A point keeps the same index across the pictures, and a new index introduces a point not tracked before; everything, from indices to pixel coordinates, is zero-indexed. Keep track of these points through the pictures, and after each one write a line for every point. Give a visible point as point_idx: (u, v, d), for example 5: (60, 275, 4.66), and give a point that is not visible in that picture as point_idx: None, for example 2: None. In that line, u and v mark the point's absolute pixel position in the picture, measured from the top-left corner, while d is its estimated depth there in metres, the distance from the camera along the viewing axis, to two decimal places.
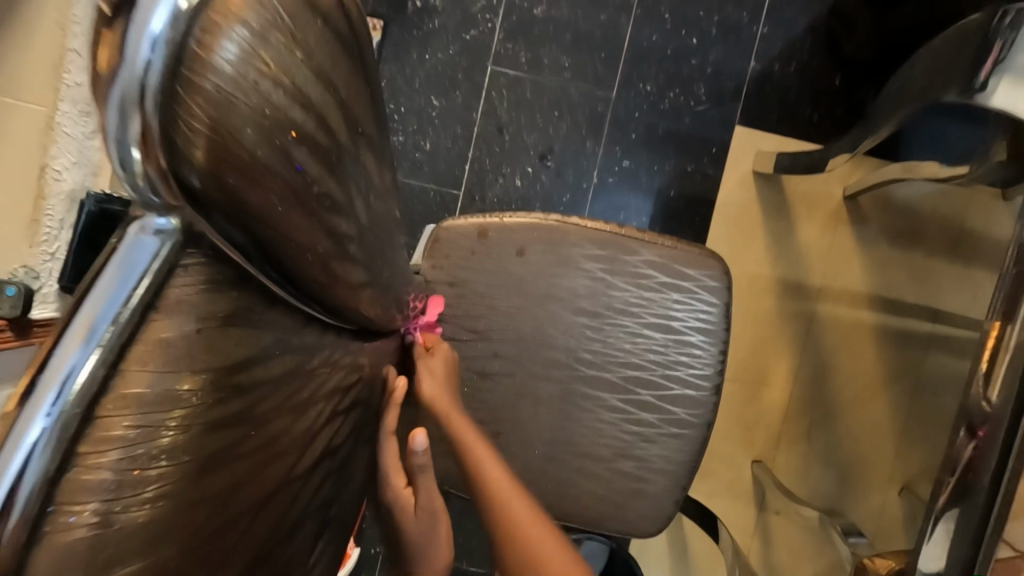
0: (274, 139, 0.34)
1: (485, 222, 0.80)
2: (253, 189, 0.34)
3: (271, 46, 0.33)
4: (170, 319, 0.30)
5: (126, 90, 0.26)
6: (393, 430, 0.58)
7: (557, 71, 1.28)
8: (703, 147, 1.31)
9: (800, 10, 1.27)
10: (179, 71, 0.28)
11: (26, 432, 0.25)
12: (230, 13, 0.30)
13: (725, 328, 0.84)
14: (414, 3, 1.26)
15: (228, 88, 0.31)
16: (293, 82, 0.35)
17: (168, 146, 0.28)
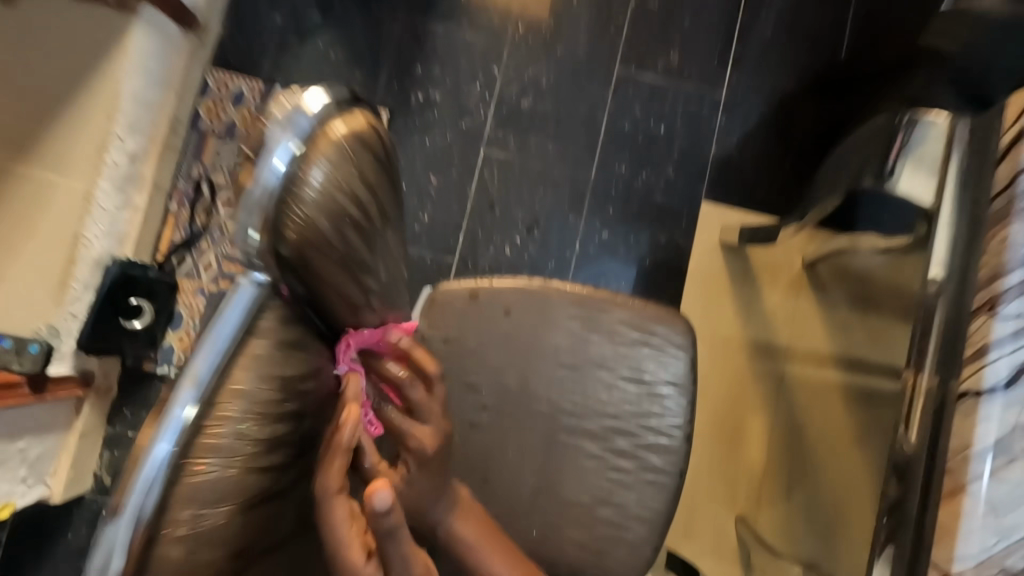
0: (330, 223, 0.51)
1: (477, 285, 0.91)
2: (321, 254, 0.52)
3: (339, 171, 0.50)
4: (259, 353, 0.51)
5: (256, 198, 0.48)
6: (343, 483, 0.50)
7: (542, 154, 1.45)
8: (674, 220, 1.45)
9: (753, 104, 1.46)
10: (283, 189, 0.48)
11: (175, 418, 0.47)
12: (314, 157, 0.49)
13: (692, 381, 0.93)
14: (417, 97, 1.45)
15: (317, 190, 0.49)
16: (351, 190, 0.51)
17: (274, 219, 0.48)
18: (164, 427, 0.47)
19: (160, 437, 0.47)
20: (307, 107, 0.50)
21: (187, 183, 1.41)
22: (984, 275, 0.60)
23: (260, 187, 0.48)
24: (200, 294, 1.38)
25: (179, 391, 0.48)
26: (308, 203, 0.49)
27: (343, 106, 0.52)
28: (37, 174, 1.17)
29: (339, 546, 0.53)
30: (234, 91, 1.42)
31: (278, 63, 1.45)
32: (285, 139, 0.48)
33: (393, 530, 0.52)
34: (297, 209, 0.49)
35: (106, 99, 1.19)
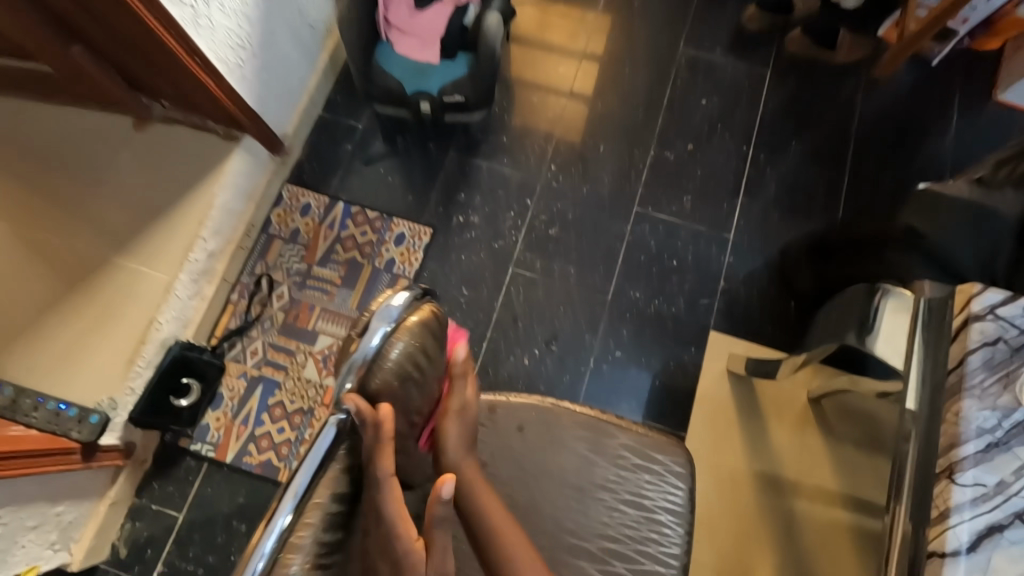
0: (403, 382, 0.59)
1: (496, 399, 1.02)
2: (403, 395, 0.60)
3: (412, 347, 0.60)
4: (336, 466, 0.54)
5: (356, 359, 0.56)
6: (391, 472, 0.54)
7: (565, 277, 1.61)
8: (683, 346, 1.56)
9: (759, 247, 1.62)
10: (375, 357, 0.57)
11: (274, 529, 0.49)
12: (399, 336, 0.59)
13: (690, 510, 0.98)
14: (458, 219, 1.66)
15: (405, 352, 0.59)
16: (420, 360, 0.61)
17: (364, 382, 0.56)
18: (270, 530, 0.48)
19: (262, 547, 0.48)
20: (396, 299, 0.59)
21: (250, 277, 1.59)
22: (943, 442, 0.68)
23: (356, 358, 0.56)
24: (243, 378, 1.51)
25: (286, 497, 0.50)
26: (401, 362, 0.59)
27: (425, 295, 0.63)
28: (131, 266, 1.38)
29: (390, 532, 0.52)
30: (303, 203, 1.66)
31: (343, 183, 1.69)
32: (382, 323, 0.58)
33: (447, 518, 0.54)
34: (385, 369, 0.58)
35: (202, 207, 1.43)
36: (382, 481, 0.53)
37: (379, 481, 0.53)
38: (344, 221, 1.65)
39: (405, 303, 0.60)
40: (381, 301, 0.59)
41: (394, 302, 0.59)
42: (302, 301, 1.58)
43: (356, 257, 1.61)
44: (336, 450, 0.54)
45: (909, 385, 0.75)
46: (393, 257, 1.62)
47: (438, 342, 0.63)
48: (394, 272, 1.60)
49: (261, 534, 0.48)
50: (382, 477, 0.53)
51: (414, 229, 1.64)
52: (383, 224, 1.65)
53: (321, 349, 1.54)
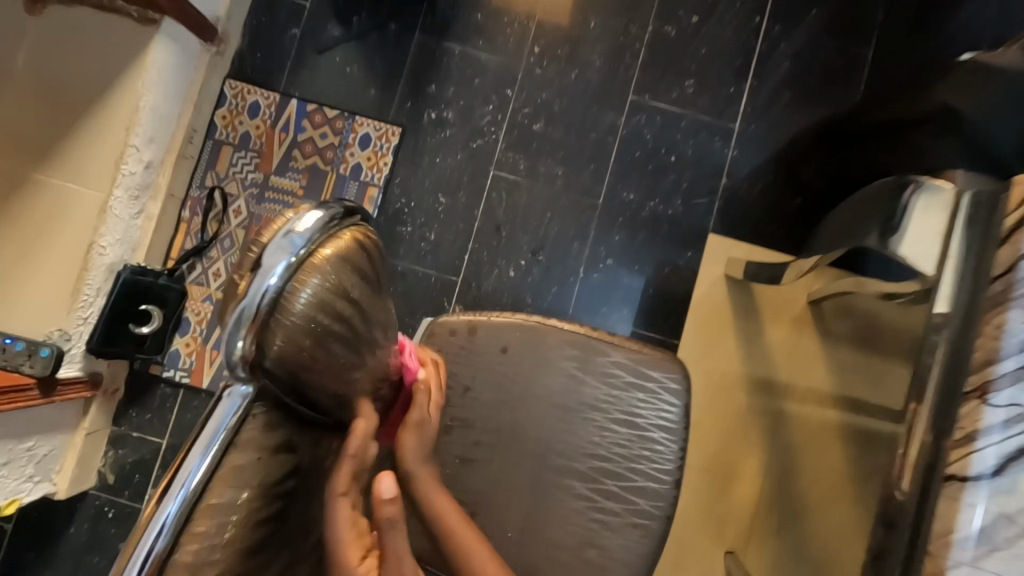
0: (321, 330, 0.45)
1: (476, 319, 0.93)
2: (326, 356, 0.46)
3: (331, 285, 0.45)
4: (244, 451, 0.43)
5: (246, 306, 0.41)
6: (342, 491, 0.49)
7: (551, 179, 1.46)
8: (679, 251, 1.45)
9: (767, 138, 1.46)
10: (275, 298, 0.42)
11: (168, 505, 0.40)
12: (310, 272, 0.43)
13: (684, 426, 0.93)
14: (429, 116, 1.46)
15: (320, 295, 0.44)
16: (343, 301, 0.46)
17: (261, 334, 0.42)
18: (168, 502, 0.40)
19: (150, 526, 0.40)
20: (301, 222, 0.44)
21: (200, 191, 1.42)
22: (977, 359, 0.60)
23: (248, 303, 0.41)
24: (208, 301, 1.40)
25: (185, 470, 0.40)
26: (318, 311, 0.44)
27: (344, 219, 0.48)
28: (58, 183, 1.21)
29: (333, 553, 0.49)
30: (250, 102, 1.44)
31: (294, 76, 1.46)
32: (283, 256, 0.42)
33: (397, 522, 0.51)
34: (294, 319, 0.43)
35: (128, 111, 1.22)
36: (331, 503, 0.48)
37: (328, 504, 0.48)
38: (300, 121, 1.45)
39: (313, 227, 0.44)
40: (280, 225, 0.44)
41: (297, 226, 0.44)
42: (262, 215, 1.42)
43: (317, 163, 1.44)
44: (245, 427, 0.43)
45: (944, 285, 0.67)
46: (359, 162, 1.44)
47: (367, 282, 0.49)
48: (362, 179, 1.44)
49: (158, 504, 0.40)
50: (330, 496, 0.48)
51: (381, 128, 1.45)
52: (345, 124, 1.45)
53: None
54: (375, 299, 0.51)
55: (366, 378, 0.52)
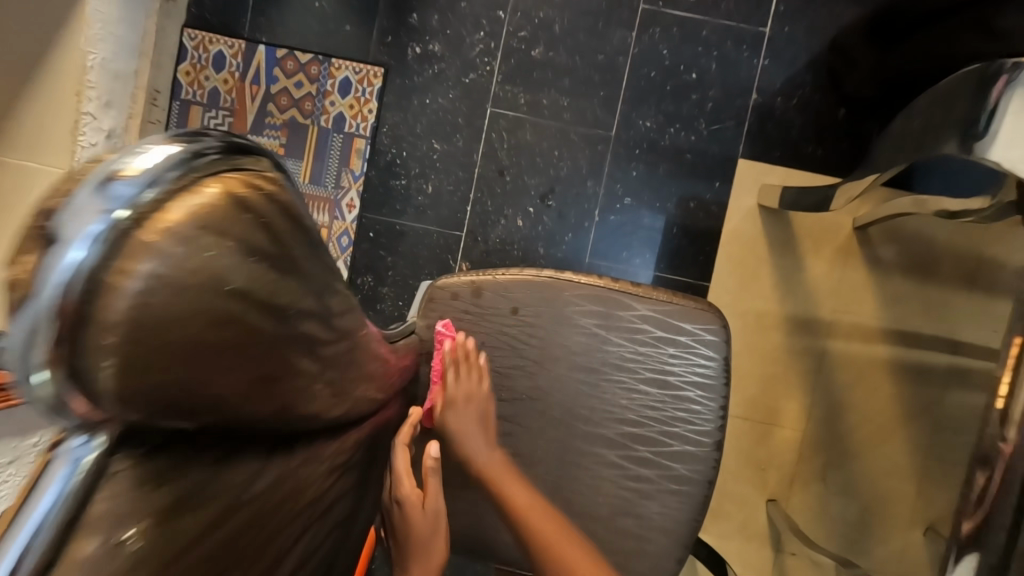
0: (188, 328, 0.31)
1: (480, 279, 0.82)
2: (204, 365, 0.32)
3: (186, 254, 0.30)
4: (92, 536, 0.30)
5: (37, 314, 0.27)
6: (406, 440, 0.61)
7: (557, 112, 1.29)
8: (706, 183, 1.30)
9: (803, 42, 1.26)
10: (82, 292, 0.28)
11: None
12: (142, 248, 0.29)
13: (724, 382, 0.82)
14: (414, 50, 1.29)
15: (183, 270, 0.30)
16: (216, 275, 0.32)
17: (72, 354, 0.28)
18: None
19: None
20: (131, 165, 0.30)
21: None
22: None
23: (35, 304, 0.27)
24: None
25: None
26: (190, 294, 0.31)
27: (219, 162, 0.34)
28: (17, 162, 1.10)
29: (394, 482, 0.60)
30: (214, 53, 1.29)
31: (260, 19, 1.30)
32: (95, 216, 0.28)
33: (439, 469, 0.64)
34: (150, 312, 0.29)
35: (74, 71, 1.08)
36: (398, 448, 0.60)
37: (397, 449, 0.60)
38: (271, 70, 1.29)
39: (157, 169, 0.30)
40: (97, 169, 0.30)
41: (126, 168, 0.29)
42: None
43: (295, 116, 1.30)
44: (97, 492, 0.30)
45: None
46: (341, 111, 1.29)
47: (264, 255, 0.35)
48: (346, 130, 1.30)
49: None
50: (398, 444, 0.60)
51: (361, 70, 1.29)
52: (320, 69, 1.29)
53: None
54: (297, 263, 0.39)
55: (320, 366, 0.42)
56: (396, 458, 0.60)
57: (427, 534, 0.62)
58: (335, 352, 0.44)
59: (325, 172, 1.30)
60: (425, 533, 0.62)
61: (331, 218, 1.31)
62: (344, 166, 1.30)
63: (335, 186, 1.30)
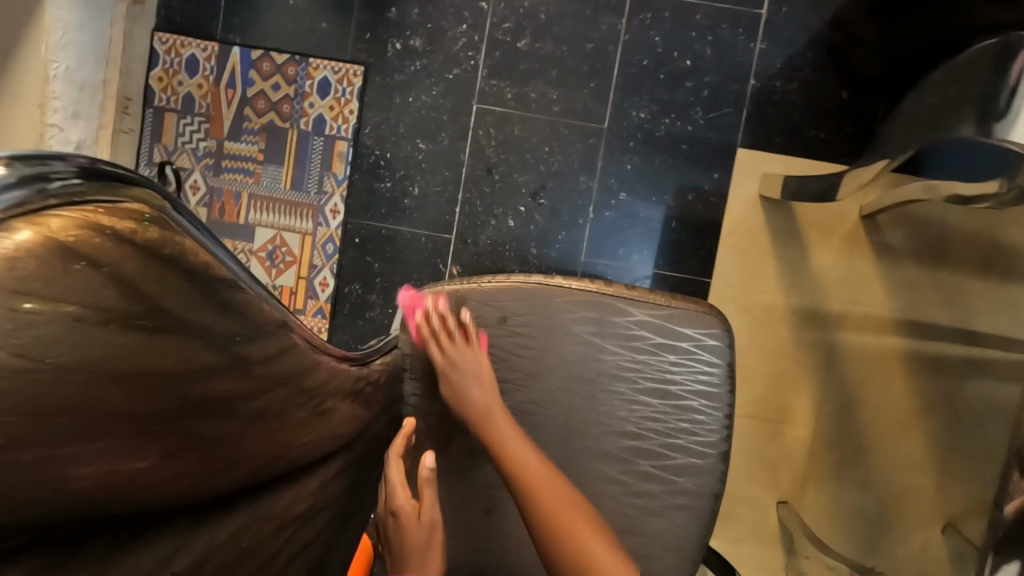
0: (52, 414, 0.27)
1: (465, 288, 0.77)
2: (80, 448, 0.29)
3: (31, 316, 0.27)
4: None
5: None
6: (399, 452, 0.64)
7: (546, 105, 1.24)
8: (704, 174, 1.24)
9: (802, 22, 1.20)
10: None
11: None
12: None
13: (729, 389, 0.77)
14: (394, 46, 1.23)
15: (54, 331, 0.27)
16: (76, 329, 0.28)
17: None
18: None
19: None
20: None
21: (150, 168, 1.26)
22: None
23: None
24: None
25: None
26: (83, 345, 0.29)
27: (76, 188, 0.29)
28: None
29: (388, 492, 0.64)
30: (187, 57, 1.24)
31: (233, 19, 1.25)
32: None
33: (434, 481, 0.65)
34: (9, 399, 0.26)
35: (36, 82, 1.02)
36: (390, 462, 0.64)
37: (388, 463, 0.64)
38: (246, 73, 1.24)
39: None
40: None
41: None
42: (222, 188, 1.26)
43: (273, 120, 1.24)
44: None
45: None
46: (321, 113, 1.24)
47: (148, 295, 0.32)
48: (326, 132, 1.24)
49: None
50: (389, 457, 0.64)
51: (340, 69, 1.23)
52: (298, 69, 1.24)
53: (263, 247, 1.27)
54: (215, 316, 0.37)
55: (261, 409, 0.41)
56: (390, 468, 0.64)
57: (416, 550, 0.65)
58: (265, 384, 0.41)
59: (306, 177, 1.25)
60: (415, 549, 0.65)
61: (315, 225, 1.26)
62: (326, 170, 1.25)
63: (318, 191, 1.25)
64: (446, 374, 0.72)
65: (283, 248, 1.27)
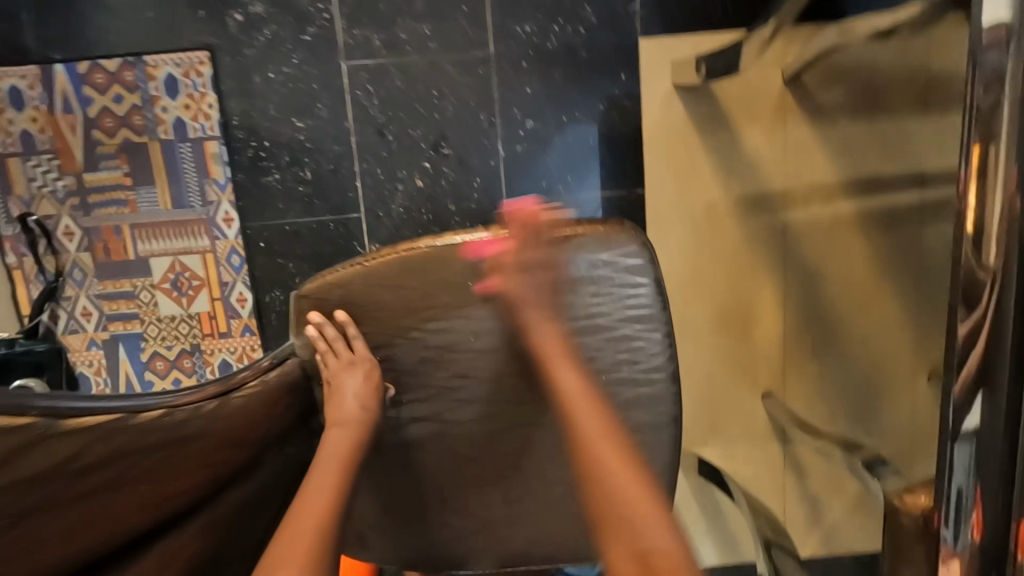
0: None
1: (344, 275, 0.69)
2: None
3: None
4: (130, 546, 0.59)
5: None
6: (339, 332, 0.69)
7: (421, 43, 1.10)
8: (611, 77, 1.13)
9: None
10: None
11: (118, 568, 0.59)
12: None
13: (663, 307, 0.70)
14: (234, 17, 1.08)
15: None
16: None
17: None
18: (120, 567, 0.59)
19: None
20: None
21: (13, 225, 1.12)
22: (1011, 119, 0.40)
23: None
24: (94, 346, 1.17)
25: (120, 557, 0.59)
26: None
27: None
28: None
29: (330, 360, 0.68)
30: (7, 89, 1.08)
31: (43, 31, 1.07)
32: None
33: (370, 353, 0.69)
34: None
35: None
36: (334, 340, 0.69)
37: (334, 338, 0.69)
38: (79, 91, 1.09)
39: None
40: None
41: None
42: (100, 227, 1.13)
43: (128, 136, 1.10)
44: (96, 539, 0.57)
45: None
46: (178, 115, 1.10)
47: None
48: (191, 136, 1.11)
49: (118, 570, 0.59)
50: (331, 334, 0.69)
51: (182, 60, 1.09)
52: (136, 72, 1.09)
53: (164, 277, 1.16)
54: None
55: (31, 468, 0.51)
56: (335, 343, 0.69)
57: (364, 411, 0.67)
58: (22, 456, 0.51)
59: (186, 191, 1.13)
60: (362, 409, 0.67)
61: (212, 240, 1.15)
62: (203, 177, 1.12)
63: (203, 203, 1.13)
64: (355, 345, 0.69)
65: (187, 273, 1.16)
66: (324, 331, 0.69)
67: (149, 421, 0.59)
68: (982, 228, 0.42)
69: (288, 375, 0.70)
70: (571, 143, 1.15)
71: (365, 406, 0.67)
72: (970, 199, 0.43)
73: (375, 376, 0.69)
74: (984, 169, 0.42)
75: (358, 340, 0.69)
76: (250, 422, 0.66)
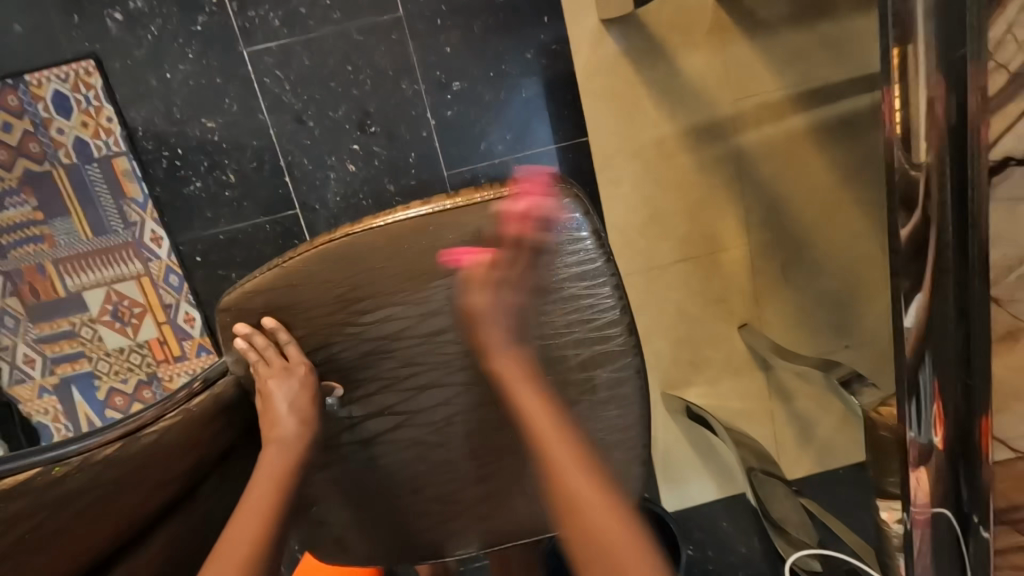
0: None
1: (261, 281, 0.64)
2: None
3: None
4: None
5: None
6: (271, 342, 0.65)
7: (324, 15, 1.02)
8: (534, 22, 1.07)
9: None
10: None
11: None
12: None
13: (608, 259, 0.66)
14: (115, 17, 0.99)
15: None
16: None
17: None
18: None
19: None
20: None
21: None
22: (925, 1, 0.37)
23: None
24: (46, 393, 1.12)
25: None
26: None
27: None
28: None
29: (266, 374, 0.64)
30: None
31: None
32: None
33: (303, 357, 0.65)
34: None
35: None
36: (265, 350, 0.65)
37: (268, 349, 0.65)
38: None
39: None
40: None
41: None
42: (20, 269, 1.06)
43: (28, 166, 1.02)
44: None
45: None
46: (76, 135, 1.02)
47: None
48: (96, 154, 1.03)
49: None
50: (262, 345, 0.65)
51: (67, 74, 0.99)
52: (19, 95, 0.99)
53: (102, 310, 1.09)
54: None
55: None
56: (268, 353, 0.65)
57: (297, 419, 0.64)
58: None
59: (104, 215, 1.05)
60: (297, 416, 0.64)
61: (145, 262, 1.08)
62: (119, 197, 1.05)
63: (125, 225, 1.06)
64: (290, 353, 0.65)
65: (126, 302, 1.10)
66: (253, 341, 0.64)
67: (25, 479, 0.48)
68: (912, 131, 0.40)
69: (220, 396, 0.66)
70: (503, 100, 1.09)
71: (298, 413, 0.64)
72: (891, 105, 0.41)
73: (314, 379, 0.66)
74: (902, 71, 0.39)
75: (290, 345, 0.65)
76: (193, 436, 0.62)
